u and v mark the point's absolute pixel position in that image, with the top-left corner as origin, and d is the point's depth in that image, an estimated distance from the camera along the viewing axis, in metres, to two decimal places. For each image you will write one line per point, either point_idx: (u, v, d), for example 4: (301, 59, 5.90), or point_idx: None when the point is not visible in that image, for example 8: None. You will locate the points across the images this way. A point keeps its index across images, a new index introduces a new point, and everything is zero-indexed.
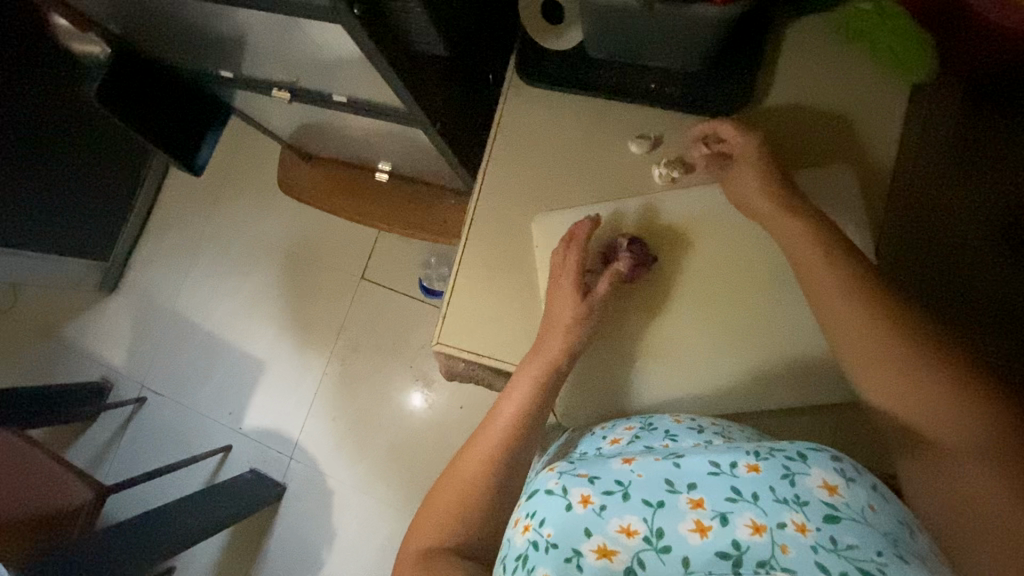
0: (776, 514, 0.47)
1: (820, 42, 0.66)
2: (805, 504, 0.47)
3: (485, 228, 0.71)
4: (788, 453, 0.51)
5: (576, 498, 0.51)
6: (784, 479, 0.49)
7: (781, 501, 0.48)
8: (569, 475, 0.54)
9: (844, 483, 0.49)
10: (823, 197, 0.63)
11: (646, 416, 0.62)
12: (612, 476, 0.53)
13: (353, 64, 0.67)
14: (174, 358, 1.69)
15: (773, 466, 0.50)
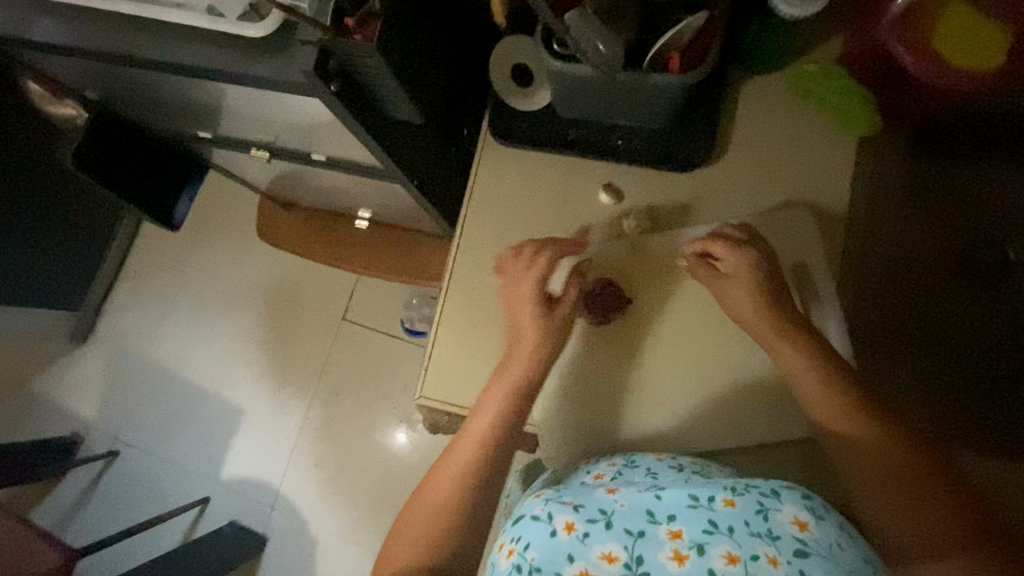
0: (751, 546, 0.48)
1: (773, 99, 0.70)
2: (777, 538, 0.49)
3: (464, 279, 0.73)
4: (762, 489, 0.52)
5: (560, 524, 0.51)
6: (758, 513, 0.50)
7: (755, 534, 0.49)
8: (556, 501, 0.54)
9: (813, 520, 0.51)
10: (783, 244, 0.67)
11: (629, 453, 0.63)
12: (597, 505, 0.53)
13: (332, 128, 0.69)
14: (149, 408, 1.65)
15: (747, 501, 0.51)
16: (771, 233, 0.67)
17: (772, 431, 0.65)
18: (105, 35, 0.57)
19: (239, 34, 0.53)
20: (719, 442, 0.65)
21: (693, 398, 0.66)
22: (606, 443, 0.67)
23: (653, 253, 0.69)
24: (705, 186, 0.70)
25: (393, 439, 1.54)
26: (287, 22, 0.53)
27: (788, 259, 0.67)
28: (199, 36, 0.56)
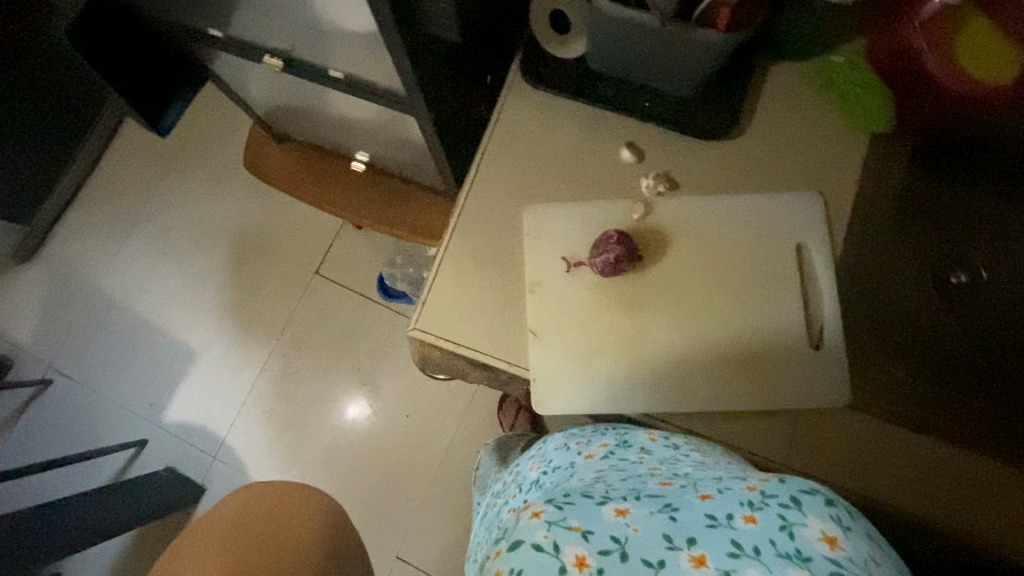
0: (781, 570, 0.42)
1: (798, 86, 0.72)
2: (809, 560, 0.43)
3: (474, 217, 0.71)
4: (782, 500, 0.47)
5: (570, 559, 0.46)
6: (782, 530, 0.45)
7: (783, 555, 0.43)
8: (560, 527, 0.49)
9: (842, 534, 0.45)
10: (791, 224, 0.68)
11: (621, 432, 0.65)
12: (608, 532, 0.48)
13: (361, 37, 0.66)
14: (93, 339, 1.54)
15: (769, 516, 0.46)
16: (781, 211, 0.69)
17: (760, 400, 0.65)
18: None
19: None
20: (707, 406, 0.65)
21: (687, 362, 0.66)
22: (596, 397, 0.66)
23: (666, 214, 0.69)
24: (723, 158, 0.71)
25: (354, 400, 1.49)
26: None
27: (793, 237, 0.68)
28: None
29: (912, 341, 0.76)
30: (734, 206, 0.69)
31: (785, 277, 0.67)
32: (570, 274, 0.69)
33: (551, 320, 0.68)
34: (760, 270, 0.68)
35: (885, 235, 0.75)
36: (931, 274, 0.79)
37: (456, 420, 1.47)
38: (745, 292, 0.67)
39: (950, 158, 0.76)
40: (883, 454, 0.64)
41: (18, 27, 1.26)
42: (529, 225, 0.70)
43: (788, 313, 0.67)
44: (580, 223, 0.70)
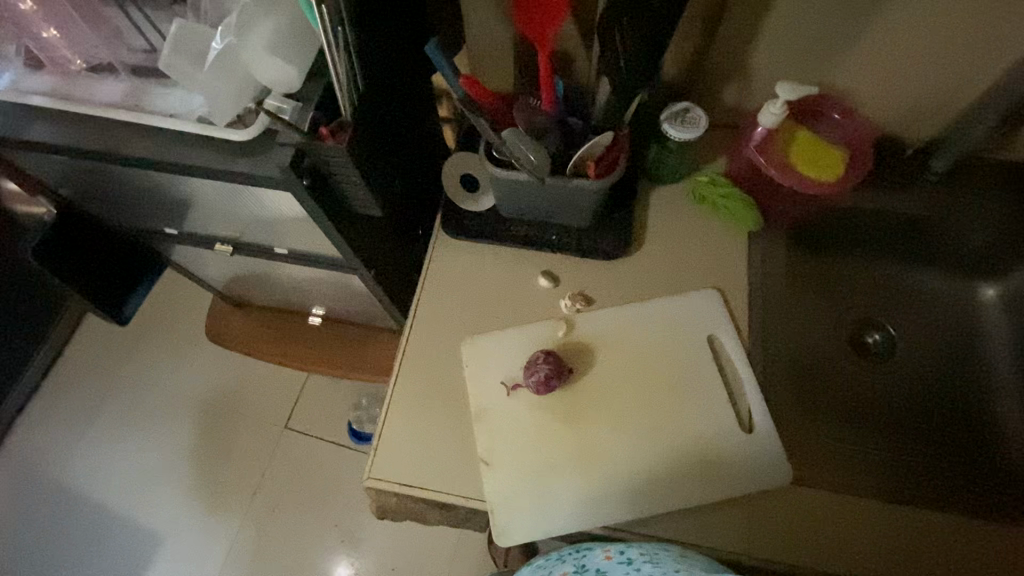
0: None
1: (678, 203, 0.84)
2: None
3: (415, 359, 0.77)
4: None
5: None
6: None
7: None
8: None
9: None
10: (697, 319, 0.77)
11: (581, 555, 0.63)
12: None
13: (297, 219, 0.77)
14: (46, 544, 1.46)
15: None
16: (686, 310, 0.77)
17: (707, 492, 0.68)
18: (90, 135, 0.65)
19: (222, 136, 0.62)
20: (660, 507, 0.67)
21: (633, 465, 0.69)
22: (554, 516, 0.67)
23: (588, 327, 0.76)
24: (628, 272, 0.81)
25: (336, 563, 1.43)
26: (269, 127, 0.62)
27: (704, 332, 0.76)
28: (188, 138, 0.64)
29: (841, 399, 0.84)
30: (646, 311, 0.77)
31: (704, 369, 0.74)
32: (511, 397, 0.73)
33: (499, 444, 0.71)
34: (680, 367, 0.74)
35: (793, 306, 0.86)
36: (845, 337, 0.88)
37: (445, 564, 1.41)
38: (671, 389, 0.73)
39: (834, 234, 0.88)
40: (841, 526, 0.67)
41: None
42: (466, 356, 0.76)
43: (714, 404, 0.72)
44: (514, 348, 0.76)
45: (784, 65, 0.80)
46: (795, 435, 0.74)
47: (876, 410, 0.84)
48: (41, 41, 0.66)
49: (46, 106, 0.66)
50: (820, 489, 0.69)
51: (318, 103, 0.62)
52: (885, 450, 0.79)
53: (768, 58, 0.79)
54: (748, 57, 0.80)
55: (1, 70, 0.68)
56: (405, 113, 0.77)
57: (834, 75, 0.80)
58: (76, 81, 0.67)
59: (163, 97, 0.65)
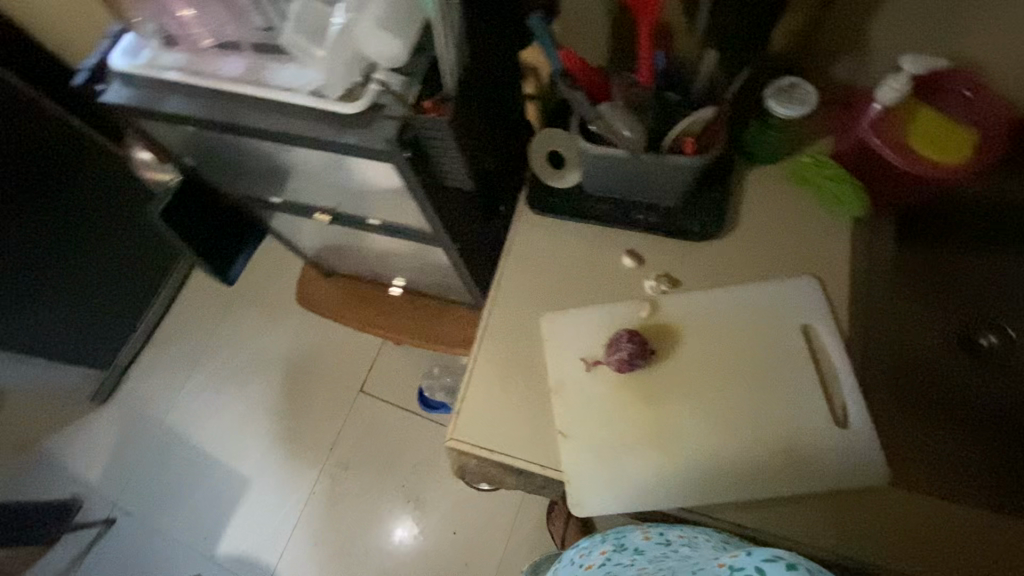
0: None
1: (776, 185, 0.80)
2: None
3: (497, 329, 0.79)
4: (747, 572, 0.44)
5: None
6: None
7: None
8: None
9: None
10: (790, 306, 0.74)
11: (620, 534, 0.70)
12: None
13: (393, 189, 0.82)
14: (154, 470, 1.84)
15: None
16: (779, 297, 0.74)
17: (794, 483, 0.66)
18: (215, 107, 0.71)
19: (332, 109, 0.66)
20: (742, 495, 0.66)
21: (714, 452, 0.68)
22: (629, 495, 0.68)
23: (674, 310, 0.75)
24: (716, 255, 0.78)
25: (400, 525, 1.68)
26: (375, 101, 0.65)
27: (797, 321, 0.73)
28: (301, 110, 0.69)
29: (949, 402, 0.77)
30: (735, 297, 0.75)
31: (796, 362, 0.71)
32: (591, 373, 0.74)
33: (577, 419, 0.72)
34: (770, 355, 0.72)
35: (898, 301, 0.81)
36: (956, 338, 0.82)
37: (502, 526, 1.64)
38: (757, 377, 0.71)
39: (951, 226, 0.81)
40: (933, 527, 0.65)
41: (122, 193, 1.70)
42: (547, 330, 0.77)
43: (807, 397, 0.70)
44: (592, 326, 0.76)
45: (910, 37, 0.73)
46: (895, 433, 0.70)
47: (991, 416, 0.77)
48: (178, 20, 0.72)
49: (177, 79, 0.73)
50: (914, 493, 0.67)
51: (422, 78, 0.64)
52: (1004, 460, 0.73)
53: (889, 31, 0.74)
54: (866, 30, 0.74)
55: (141, 46, 0.75)
56: (500, 88, 0.78)
57: (970, 45, 0.72)
58: (205, 56, 0.73)
59: (278, 70, 0.70)
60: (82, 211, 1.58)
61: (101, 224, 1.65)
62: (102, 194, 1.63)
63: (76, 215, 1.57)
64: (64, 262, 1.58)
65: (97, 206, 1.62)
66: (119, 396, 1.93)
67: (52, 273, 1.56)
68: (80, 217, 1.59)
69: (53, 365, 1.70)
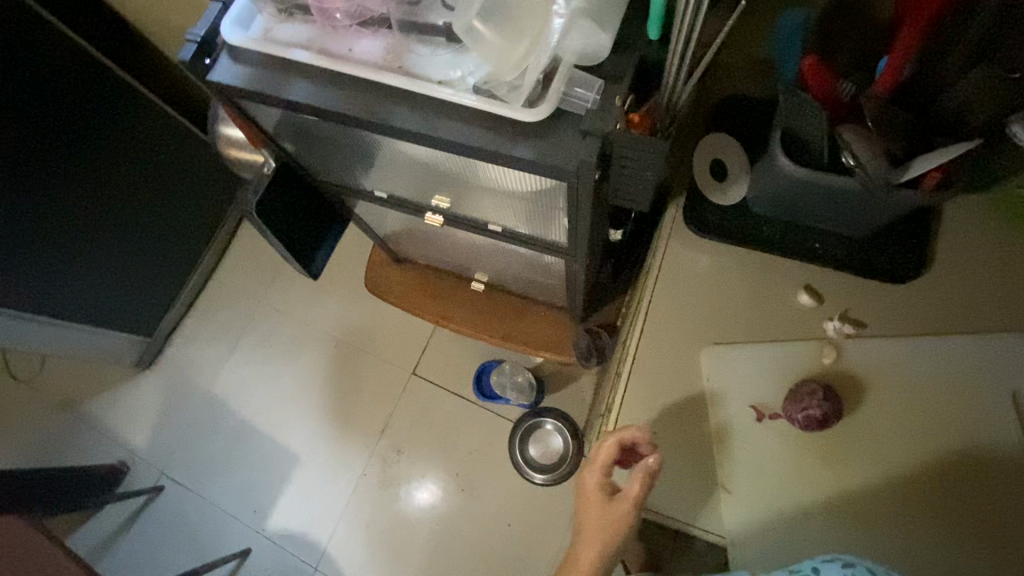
0: None
1: (979, 218, 0.70)
2: None
3: (647, 366, 0.70)
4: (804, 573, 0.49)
5: None
6: None
7: None
8: None
9: None
10: (997, 365, 0.64)
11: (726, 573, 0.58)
12: None
13: (534, 196, 0.72)
14: (200, 440, 1.81)
15: None
16: (984, 351, 0.65)
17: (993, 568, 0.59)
18: (350, 96, 0.60)
19: (506, 114, 0.55)
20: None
21: (899, 525, 0.61)
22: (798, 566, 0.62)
23: (860, 362, 0.66)
24: (904, 297, 0.69)
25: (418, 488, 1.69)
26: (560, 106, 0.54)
27: (1005, 385, 0.63)
28: (460, 109, 0.57)
29: None
30: (930, 348, 0.66)
31: (1003, 433, 0.62)
32: (764, 430, 0.66)
33: (743, 476, 0.66)
34: (971, 420, 0.63)
35: None
36: None
37: (559, 523, 1.61)
38: (954, 447, 0.63)
39: None
40: None
41: (182, 153, 1.54)
42: (707, 374, 0.69)
43: (1015, 475, 0.61)
44: (763, 373, 0.68)
45: None
46: None
47: None
48: None
49: (305, 59, 0.61)
50: None
51: (628, 86, 0.55)
52: None
53: None
54: None
55: (253, 13, 0.63)
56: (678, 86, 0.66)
57: None
58: (337, 33, 0.61)
59: (431, 58, 0.58)
60: (124, 171, 1.40)
61: (156, 185, 1.50)
62: (160, 150, 1.48)
63: (130, 173, 1.42)
64: (118, 225, 1.45)
65: (151, 164, 1.47)
66: (163, 361, 1.89)
67: (78, 233, 1.36)
68: (133, 176, 1.43)
69: (93, 329, 1.56)
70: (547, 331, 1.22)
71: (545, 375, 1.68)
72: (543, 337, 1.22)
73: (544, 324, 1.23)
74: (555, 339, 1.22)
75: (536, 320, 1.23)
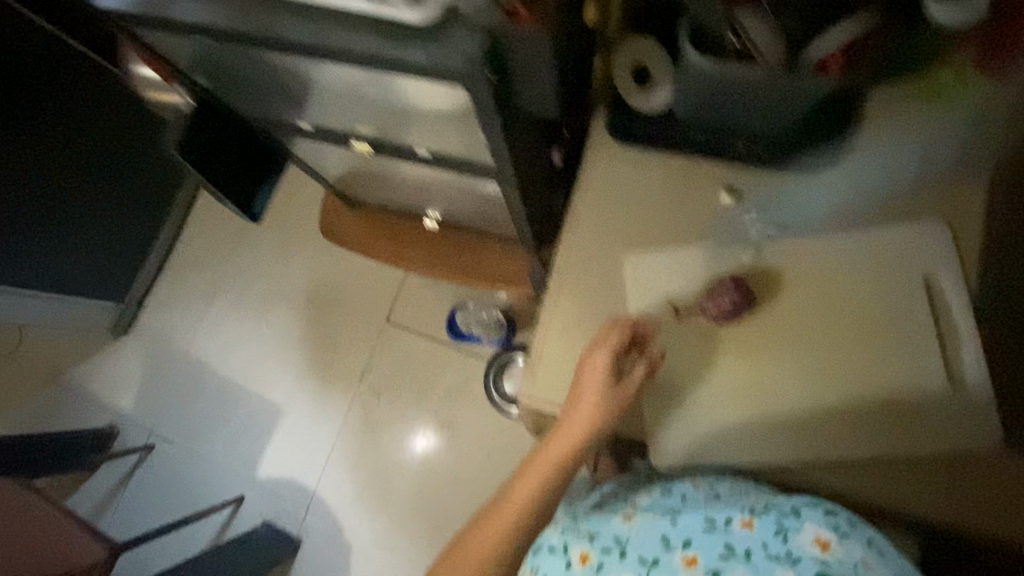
0: (767, 567, 0.61)
1: (905, 104, 0.70)
2: (797, 559, 0.61)
3: (574, 278, 0.72)
4: (783, 511, 0.64)
5: (575, 557, 0.68)
6: (777, 535, 0.63)
7: (773, 556, 0.61)
8: (572, 535, 0.71)
9: (833, 538, 0.62)
10: (910, 252, 0.65)
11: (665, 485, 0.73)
12: (614, 535, 0.69)
13: (453, 113, 0.71)
14: (184, 398, 1.85)
15: (766, 523, 0.64)
16: (899, 239, 0.66)
17: (895, 444, 0.63)
18: (238, 11, 0.57)
19: (393, 17, 0.53)
20: (837, 456, 0.64)
21: (811, 413, 0.65)
22: (713, 453, 0.66)
23: (779, 256, 0.68)
24: (824, 193, 0.69)
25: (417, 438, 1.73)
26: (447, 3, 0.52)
27: (917, 270, 0.65)
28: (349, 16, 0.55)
29: None
30: (847, 239, 0.67)
31: (916, 319, 0.64)
32: (688, 331, 0.68)
33: (665, 375, 0.68)
34: (883, 307, 0.65)
35: None
36: None
37: None
38: (864, 333, 0.65)
39: None
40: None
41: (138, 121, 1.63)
42: (630, 281, 0.70)
43: (925, 359, 0.63)
44: (684, 274, 0.69)
45: None
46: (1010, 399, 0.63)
47: None
48: None
49: None
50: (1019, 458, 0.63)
51: None
52: None
53: None
54: None
55: None
56: None
57: None
58: None
59: None
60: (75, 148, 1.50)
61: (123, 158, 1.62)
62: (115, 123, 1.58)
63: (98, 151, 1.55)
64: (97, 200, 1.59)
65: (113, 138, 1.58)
66: (139, 326, 1.90)
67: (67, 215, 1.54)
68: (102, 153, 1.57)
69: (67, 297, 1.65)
70: (503, 264, 1.23)
71: (515, 314, 1.70)
72: (500, 271, 1.23)
73: (501, 258, 1.23)
74: (512, 272, 1.22)
75: (493, 255, 1.23)
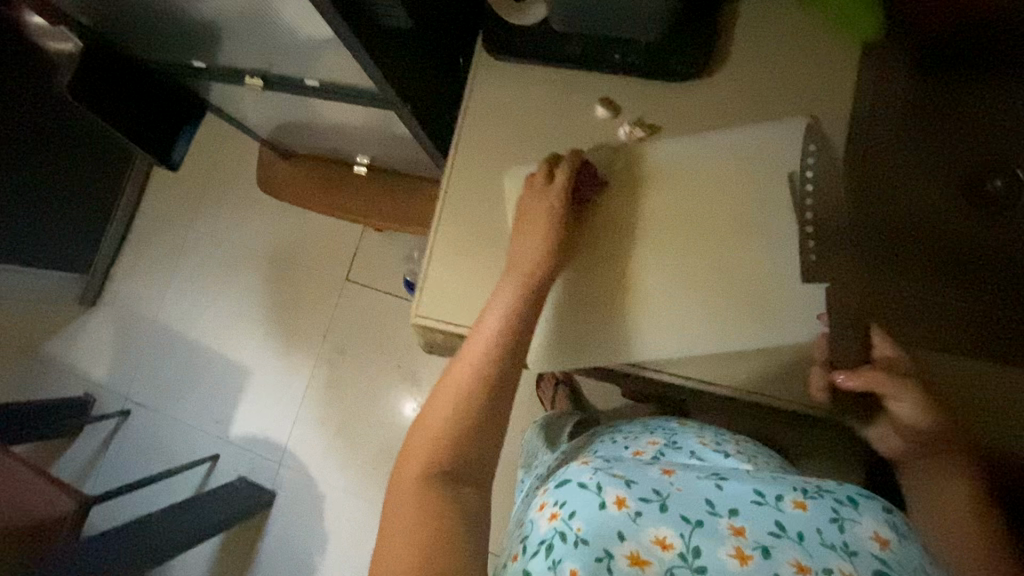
0: (822, 556, 0.51)
1: (776, 7, 0.75)
2: (853, 553, 0.51)
3: (458, 197, 0.73)
4: (839, 496, 0.56)
5: (611, 498, 0.55)
6: (834, 522, 0.53)
7: (828, 545, 0.52)
8: (604, 473, 0.58)
9: (893, 537, 0.53)
10: (770, 149, 0.70)
11: (668, 434, 0.77)
12: (650, 485, 0.57)
13: (327, 38, 0.72)
14: (155, 364, 1.89)
15: (821, 506, 0.55)
16: (761, 138, 0.70)
17: (757, 332, 0.68)
18: None
19: None
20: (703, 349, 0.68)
21: (682, 306, 0.69)
22: (591, 352, 0.70)
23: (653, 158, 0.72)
24: (693, 101, 0.73)
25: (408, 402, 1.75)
26: None
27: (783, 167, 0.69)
28: None
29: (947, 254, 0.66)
30: (714, 143, 0.71)
31: (773, 212, 0.69)
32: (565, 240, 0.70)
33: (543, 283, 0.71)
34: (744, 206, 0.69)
35: (910, 141, 0.69)
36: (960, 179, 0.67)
37: None
38: (728, 231, 0.69)
39: (967, 58, 0.69)
40: None
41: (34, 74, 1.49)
42: (511, 194, 0.72)
43: (784, 252, 0.68)
44: None
45: None
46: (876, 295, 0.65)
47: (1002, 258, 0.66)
48: None
49: None
50: None
51: None
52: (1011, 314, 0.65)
53: None
54: None
55: None
56: None
57: None
58: None
59: None
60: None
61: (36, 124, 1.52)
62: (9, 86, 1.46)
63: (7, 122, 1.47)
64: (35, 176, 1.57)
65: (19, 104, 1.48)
66: (106, 297, 1.93)
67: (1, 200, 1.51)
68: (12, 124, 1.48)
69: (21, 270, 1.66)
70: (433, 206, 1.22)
71: None
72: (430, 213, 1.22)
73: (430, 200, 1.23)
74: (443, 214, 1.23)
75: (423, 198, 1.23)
